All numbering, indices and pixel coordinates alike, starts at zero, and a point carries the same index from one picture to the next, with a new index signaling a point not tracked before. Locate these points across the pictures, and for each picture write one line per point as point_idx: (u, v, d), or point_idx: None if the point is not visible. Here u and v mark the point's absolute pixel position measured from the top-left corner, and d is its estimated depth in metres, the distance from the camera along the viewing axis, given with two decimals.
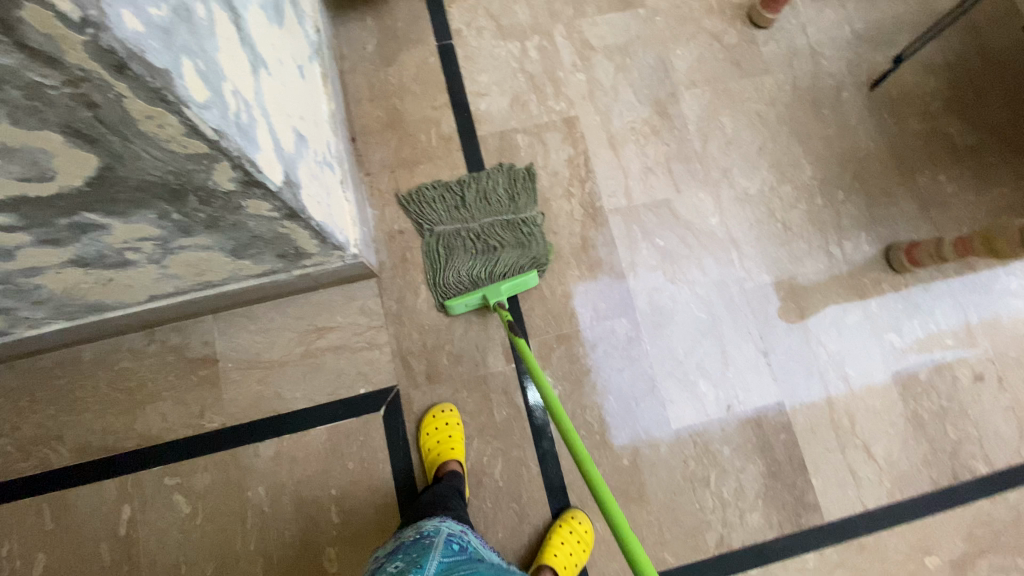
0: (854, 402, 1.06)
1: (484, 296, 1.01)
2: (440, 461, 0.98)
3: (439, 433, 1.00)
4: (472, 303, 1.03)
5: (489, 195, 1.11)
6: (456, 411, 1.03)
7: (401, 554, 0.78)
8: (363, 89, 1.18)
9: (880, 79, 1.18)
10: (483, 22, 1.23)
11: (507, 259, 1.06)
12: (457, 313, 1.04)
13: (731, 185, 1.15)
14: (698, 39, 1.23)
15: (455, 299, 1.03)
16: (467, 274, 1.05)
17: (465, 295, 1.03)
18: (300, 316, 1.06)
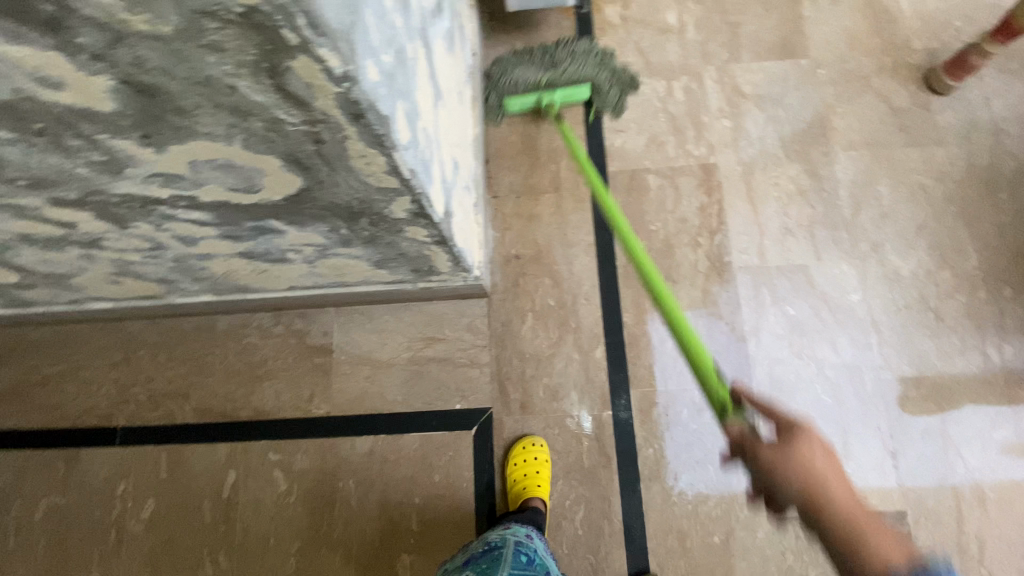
0: (989, 528, 0.93)
1: (539, 99, 1.14)
2: (524, 494, 0.96)
3: (527, 467, 0.98)
4: (527, 104, 1.15)
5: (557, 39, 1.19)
6: (546, 446, 1.01)
7: (472, 563, 0.84)
8: (503, 111, 1.20)
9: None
10: (632, 57, 1.21)
11: (569, 73, 1.15)
12: (512, 113, 1.18)
13: (879, 261, 1.05)
14: (863, 98, 1.14)
15: (513, 98, 1.15)
16: (526, 78, 1.16)
17: (523, 97, 1.15)
18: (412, 324, 1.09)
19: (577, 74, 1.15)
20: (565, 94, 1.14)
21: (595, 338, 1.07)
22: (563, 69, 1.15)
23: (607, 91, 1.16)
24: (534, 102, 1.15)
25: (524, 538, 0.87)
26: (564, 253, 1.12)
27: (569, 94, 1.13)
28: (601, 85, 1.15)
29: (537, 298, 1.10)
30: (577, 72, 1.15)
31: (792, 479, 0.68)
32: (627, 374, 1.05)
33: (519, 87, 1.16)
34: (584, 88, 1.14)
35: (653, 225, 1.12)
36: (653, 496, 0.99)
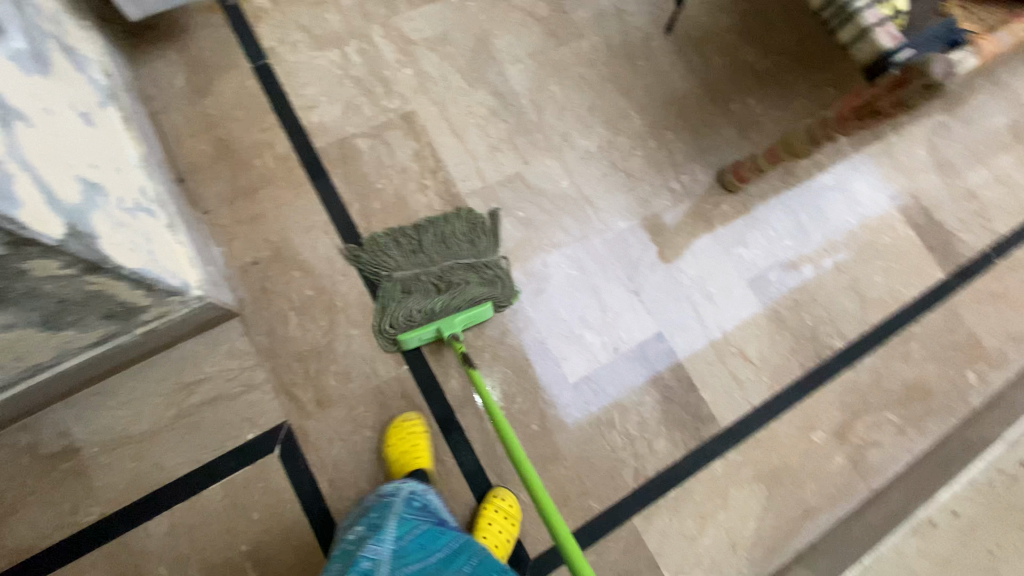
0: (723, 315, 1.15)
1: (439, 329, 1.01)
2: (406, 472, 0.94)
3: (405, 443, 0.97)
4: (427, 337, 1.02)
5: (448, 240, 1.10)
6: (420, 419, 1.01)
7: (366, 517, 0.81)
8: (181, 126, 1.11)
9: (670, 23, 1.28)
10: (296, 35, 1.20)
11: (462, 292, 1.05)
12: (411, 347, 1.03)
13: (572, 147, 1.21)
14: (512, 17, 1.28)
15: (408, 334, 1.01)
16: (422, 308, 1.04)
17: (419, 330, 1.01)
18: (163, 378, 0.98)
19: (468, 295, 1.05)
20: (466, 317, 1.03)
21: (366, 307, 1.06)
22: (461, 295, 1.05)
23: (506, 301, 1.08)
24: (433, 333, 1.01)
25: (419, 489, 0.87)
26: (302, 241, 1.07)
27: (469, 315, 1.02)
28: (500, 302, 1.07)
29: (292, 294, 1.04)
30: (472, 297, 1.05)
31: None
32: None
33: (415, 320, 1.03)
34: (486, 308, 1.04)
35: (379, 184, 1.13)
36: (471, 420, 1.03)
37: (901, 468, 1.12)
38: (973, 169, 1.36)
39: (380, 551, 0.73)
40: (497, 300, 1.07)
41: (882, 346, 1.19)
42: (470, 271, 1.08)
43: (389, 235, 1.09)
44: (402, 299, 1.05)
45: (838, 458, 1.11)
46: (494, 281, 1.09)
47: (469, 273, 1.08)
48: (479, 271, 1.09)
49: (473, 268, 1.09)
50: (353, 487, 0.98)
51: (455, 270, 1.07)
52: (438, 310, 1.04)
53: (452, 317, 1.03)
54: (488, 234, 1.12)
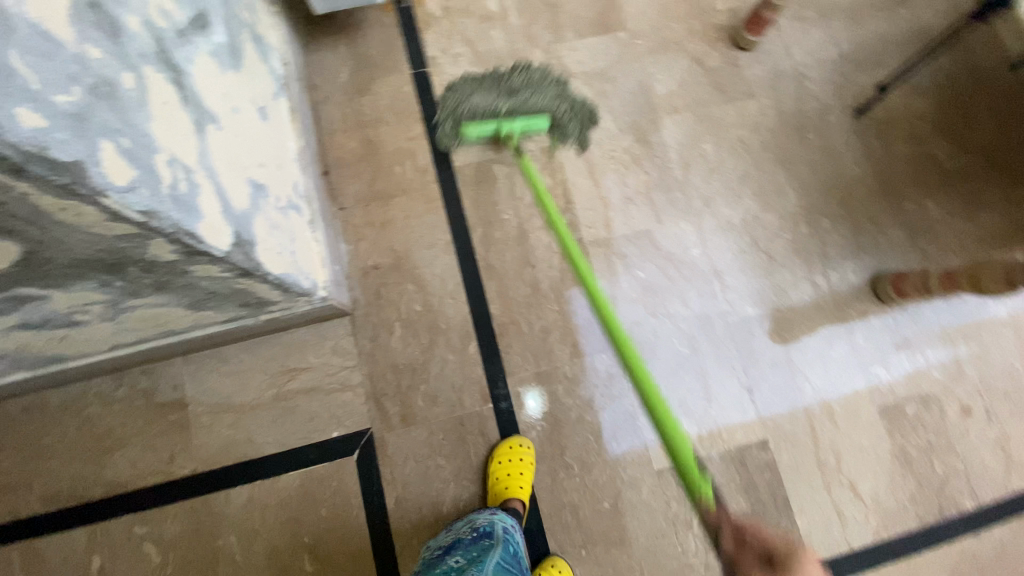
0: (840, 438, 1.03)
1: (498, 127, 1.07)
2: (504, 495, 0.95)
3: (511, 466, 0.97)
4: (485, 131, 1.08)
5: (524, 67, 1.14)
6: (533, 448, 1.00)
7: (463, 551, 0.82)
8: (336, 120, 1.15)
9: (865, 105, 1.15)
10: (459, 48, 1.20)
11: (529, 105, 1.09)
12: (468, 139, 1.09)
13: (712, 215, 1.13)
14: (679, 63, 1.21)
15: (469, 126, 1.07)
16: (484, 107, 1.09)
17: (479, 124, 1.07)
18: (271, 358, 1.03)
19: (530, 103, 1.09)
20: (524, 122, 1.08)
21: (466, 335, 1.06)
22: (523, 101, 1.09)
23: (567, 128, 1.12)
24: (492, 130, 1.07)
25: (510, 527, 0.87)
26: (422, 255, 1.08)
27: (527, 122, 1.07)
28: (560, 120, 1.11)
29: (402, 306, 1.06)
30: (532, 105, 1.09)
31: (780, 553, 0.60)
32: (502, 365, 1.05)
33: (476, 118, 1.09)
34: (544, 118, 1.09)
35: (505, 214, 1.12)
36: (543, 478, 1.00)
37: None
38: None
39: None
40: (556, 114, 1.11)
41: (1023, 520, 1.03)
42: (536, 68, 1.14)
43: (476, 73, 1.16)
44: (472, 104, 1.10)
45: None
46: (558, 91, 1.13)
47: (532, 73, 1.13)
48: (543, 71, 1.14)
49: (539, 71, 1.14)
50: (416, 511, 0.98)
51: (516, 52, 1.14)
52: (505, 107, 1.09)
53: (511, 119, 1.08)
54: (551, 73, 1.16)
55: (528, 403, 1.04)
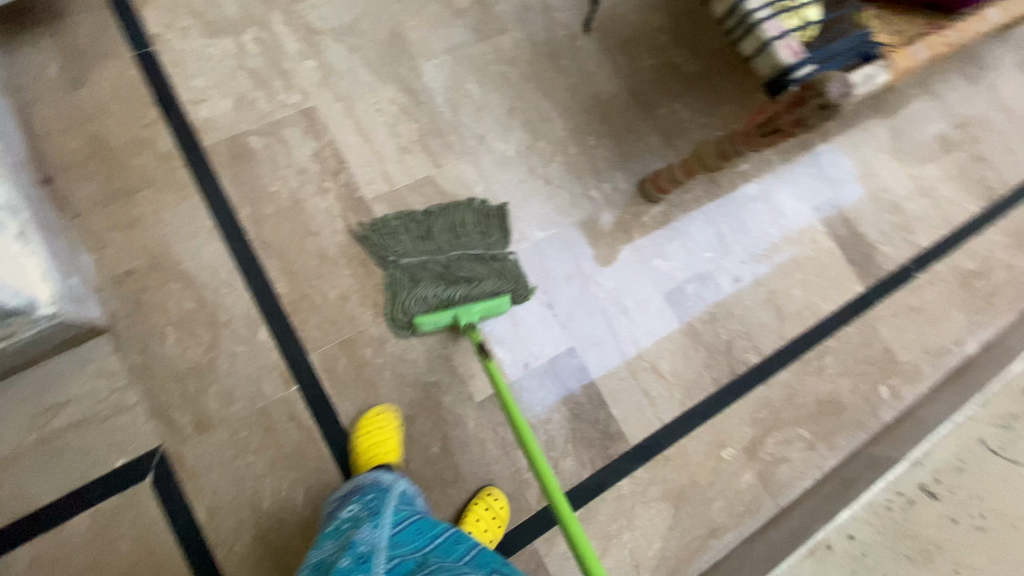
0: (637, 330, 1.12)
1: (455, 315, 1.00)
2: (371, 463, 0.92)
3: (375, 434, 0.94)
4: (443, 322, 1.00)
5: (458, 231, 1.09)
6: (396, 412, 0.99)
7: (359, 499, 0.81)
8: (49, 119, 1.00)
9: (588, 20, 1.22)
10: (185, 20, 1.09)
11: (479, 286, 1.05)
12: (425, 330, 1.01)
13: (488, 151, 1.15)
14: (428, 8, 1.20)
15: (423, 318, 1.00)
16: (436, 295, 1.02)
17: (434, 314, 1.00)
18: (22, 401, 0.89)
19: (483, 288, 1.04)
20: (482, 307, 1.01)
21: (254, 322, 0.99)
22: (474, 284, 1.04)
23: (522, 292, 1.07)
24: (450, 319, 1.00)
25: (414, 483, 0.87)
26: (185, 248, 0.99)
27: (487, 307, 1.01)
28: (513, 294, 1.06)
29: (171, 307, 0.96)
30: (490, 290, 1.05)
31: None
32: (300, 342, 1.00)
33: (430, 306, 1.02)
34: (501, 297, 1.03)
35: (274, 186, 1.04)
36: None
37: (809, 484, 1.12)
38: (898, 181, 1.35)
39: (376, 536, 0.72)
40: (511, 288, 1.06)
41: (798, 360, 1.18)
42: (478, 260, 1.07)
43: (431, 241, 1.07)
44: (413, 288, 1.03)
45: (747, 475, 1.10)
46: (512, 277, 1.09)
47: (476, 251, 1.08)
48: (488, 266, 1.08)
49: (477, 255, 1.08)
50: (234, 515, 0.92)
51: (462, 259, 1.07)
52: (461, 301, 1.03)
53: (467, 306, 1.02)
54: (497, 222, 1.11)
55: (361, 378, 1.01)
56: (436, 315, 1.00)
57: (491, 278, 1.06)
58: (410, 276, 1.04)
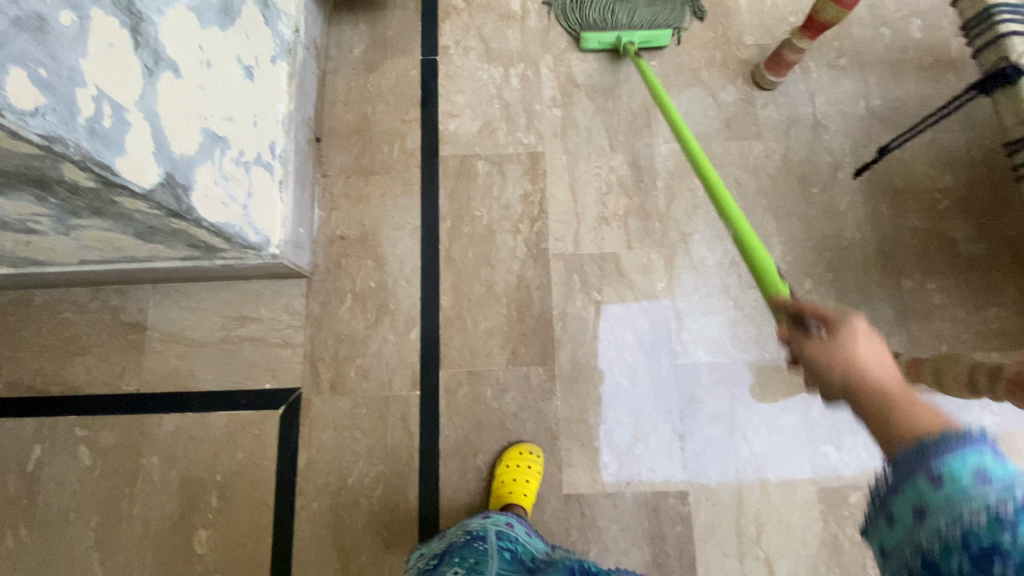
0: (768, 511, 0.96)
1: (619, 37, 1.15)
2: (507, 499, 0.93)
3: (516, 472, 0.96)
4: (606, 42, 1.16)
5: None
6: (542, 459, 0.99)
7: (455, 555, 0.76)
8: (341, 92, 1.19)
9: (864, 168, 1.06)
10: (473, 42, 1.21)
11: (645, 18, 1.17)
12: (589, 49, 1.18)
13: (686, 252, 1.09)
14: (689, 92, 1.16)
15: (591, 34, 1.16)
16: (608, 20, 1.17)
17: (601, 32, 1.16)
18: (227, 303, 1.09)
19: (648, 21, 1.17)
20: (644, 36, 1.15)
21: (410, 321, 1.07)
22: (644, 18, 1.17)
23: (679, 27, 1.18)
24: (614, 39, 1.15)
25: (503, 524, 0.84)
26: (388, 234, 1.10)
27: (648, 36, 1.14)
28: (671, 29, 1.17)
29: (356, 279, 1.08)
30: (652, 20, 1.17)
31: (832, 369, 0.53)
32: (437, 356, 1.05)
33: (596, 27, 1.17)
34: (666, 33, 1.15)
35: (478, 210, 1.11)
36: (450, 475, 1.00)
37: None
38: None
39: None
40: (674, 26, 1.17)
41: None
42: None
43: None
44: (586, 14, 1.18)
45: None
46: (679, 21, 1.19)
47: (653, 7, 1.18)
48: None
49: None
50: (323, 477, 1.01)
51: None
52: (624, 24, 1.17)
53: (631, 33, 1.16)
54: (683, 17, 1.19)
55: (472, 411, 1.03)
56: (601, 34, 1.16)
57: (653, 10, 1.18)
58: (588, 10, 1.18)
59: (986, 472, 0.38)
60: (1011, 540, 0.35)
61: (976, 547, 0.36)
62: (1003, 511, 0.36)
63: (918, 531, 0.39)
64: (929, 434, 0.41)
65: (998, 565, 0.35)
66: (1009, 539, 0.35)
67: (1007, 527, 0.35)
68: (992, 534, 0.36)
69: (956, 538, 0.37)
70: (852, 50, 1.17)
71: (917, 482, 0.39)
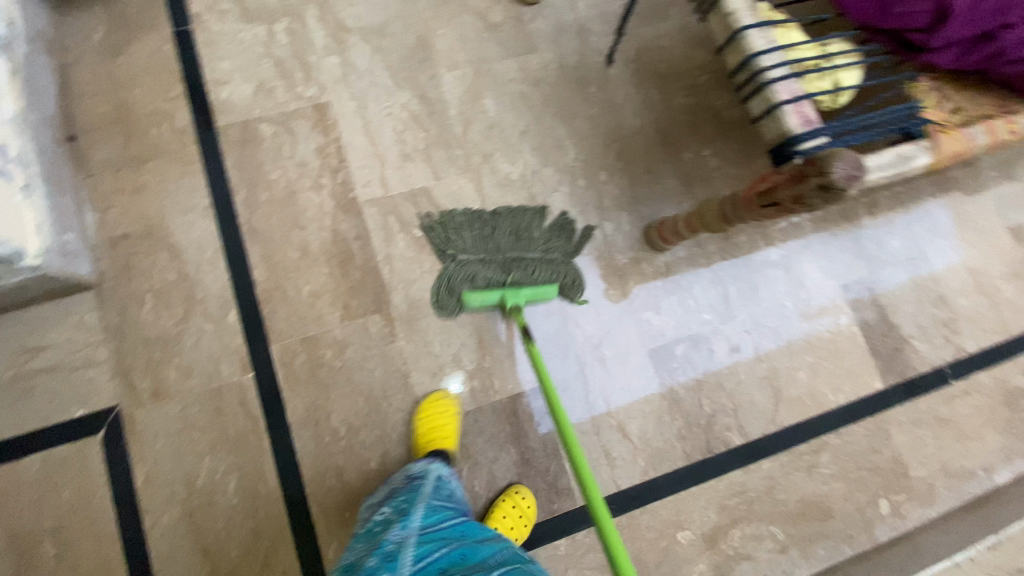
0: (611, 383, 1.05)
1: (503, 296, 1.01)
2: (431, 446, 0.94)
3: (435, 420, 0.97)
4: (490, 301, 1.02)
5: (522, 233, 1.09)
6: (457, 401, 1.01)
7: (393, 499, 0.82)
8: (87, 82, 1.07)
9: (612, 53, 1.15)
10: (226, 4, 1.13)
11: (531, 273, 1.06)
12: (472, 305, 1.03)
13: (491, 171, 1.12)
14: (460, 17, 1.18)
15: (471, 293, 1.02)
16: (486, 281, 1.04)
17: (482, 292, 1.02)
18: (7, 338, 0.96)
19: (534, 275, 1.06)
20: (530, 292, 1.02)
21: (226, 303, 1.01)
22: (527, 276, 1.05)
23: (573, 284, 1.07)
24: (498, 298, 1.02)
25: (446, 473, 0.86)
26: (179, 221, 1.03)
27: (535, 292, 1.02)
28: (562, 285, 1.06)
29: (155, 276, 1.00)
30: (539, 274, 1.06)
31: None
32: (265, 331, 1.01)
33: (479, 286, 1.05)
34: (552, 285, 1.03)
35: (273, 175, 1.06)
36: (306, 444, 0.98)
37: None
38: (951, 271, 1.19)
39: (405, 532, 0.73)
40: (562, 281, 1.07)
41: (787, 451, 1.06)
42: (533, 251, 1.08)
43: (474, 242, 1.07)
44: (466, 271, 1.05)
45: (701, 564, 1.00)
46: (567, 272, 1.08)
47: (534, 265, 1.07)
48: (541, 252, 1.09)
49: (533, 244, 1.09)
50: (168, 487, 0.94)
51: (517, 249, 1.08)
52: (509, 278, 1.05)
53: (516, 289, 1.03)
54: (560, 231, 1.10)
55: (314, 375, 1.00)
56: (484, 294, 1.02)
57: (542, 264, 1.07)
58: (467, 273, 1.05)
59: None
60: None
61: None
62: None
63: None
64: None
65: None
66: None
67: None
68: None
69: None
70: None
71: None
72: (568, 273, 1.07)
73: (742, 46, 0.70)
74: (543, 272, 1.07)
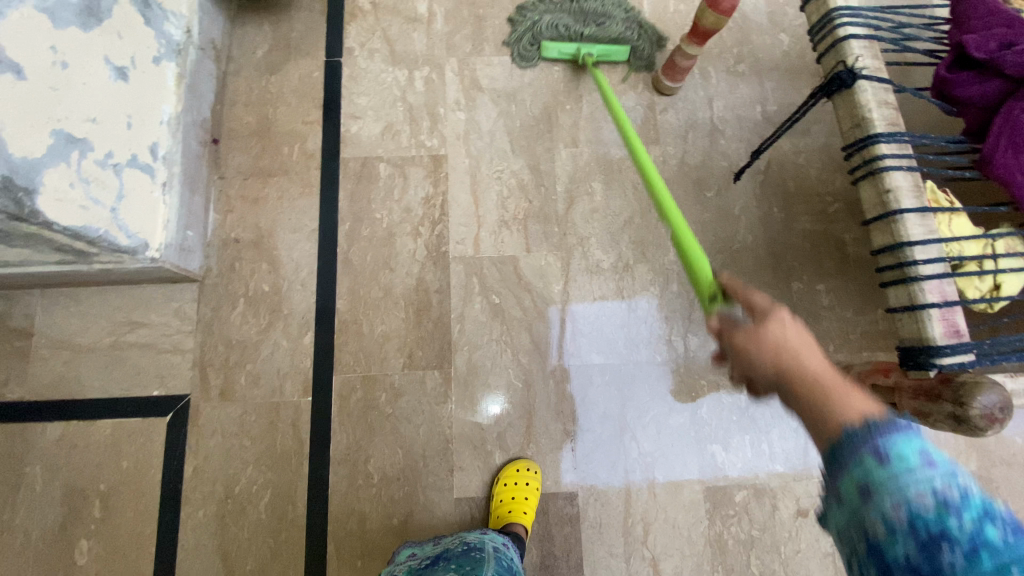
0: (655, 511, 0.98)
1: (578, 48, 1.14)
2: (506, 518, 0.92)
3: (515, 490, 0.94)
4: (565, 52, 1.15)
5: (605, 7, 1.18)
6: (540, 475, 0.98)
7: (451, 560, 0.77)
8: (241, 92, 1.17)
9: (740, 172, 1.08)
10: (377, 44, 1.20)
11: (607, 22, 1.16)
12: (549, 57, 1.17)
13: (584, 254, 1.09)
14: (592, 96, 1.17)
15: (550, 42, 1.15)
16: (565, 28, 1.16)
17: (561, 43, 1.15)
18: (117, 308, 1.06)
19: (609, 32, 1.16)
20: (603, 48, 1.14)
21: (305, 325, 1.06)
22: (602, 30, 1.15)
23: (641, 54, 1.17)
24: (573, 49, 1.15)
25: (501, 544, 0.84)
26: (285, 237, 1.09)
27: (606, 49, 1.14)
28: (634, 44, 1.16)
29: (250, 283, 1.07)
30: (613, 32, 1.16)
31: (763, 360, 0.48)
32: (331, 361, 1.04)
33: (558, 34, 1.16)
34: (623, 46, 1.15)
35: (378, 213, 1.11)
36: (340, 482, 0.99)
37: None
38: None
39: None
40: (634, 45, 1.17)
41: None
42: (615, 14, 1.18)
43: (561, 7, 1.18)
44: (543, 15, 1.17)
45: None
46: (643, 36, 1.18)
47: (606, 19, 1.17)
48: (622, 18, 1.18)
49: (616, 8, 1.18)
50: (209, 485, 0.99)
51: (601, 9, 1.18)
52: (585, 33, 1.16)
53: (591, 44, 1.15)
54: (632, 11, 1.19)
55: (364, 415, 1.02)
56: (561, 43, 1.15)
57: (619, 29, 1.17)
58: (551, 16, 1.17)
59: (931, 454, 0.37)
60: (960, 527, 0.34)
61: (924, 530, 0.34)
62: (953, 496, 0.35)
63: (868, 514, 0.37)
64: (856, 424, 0.40)
65: (949, 549, 0.34)
66: (958, 525, 0.34)
67: (955, 511, 0.34)
68: (942, 519, 0.35)
69: (904, 519, 0.35)
70: (750, 57, 1.20)
71: (873, 465, 0.37)
72: (643, 38, 1.17)
73: (894, 227, 0.63)
74: (618, 28, 1.17)
